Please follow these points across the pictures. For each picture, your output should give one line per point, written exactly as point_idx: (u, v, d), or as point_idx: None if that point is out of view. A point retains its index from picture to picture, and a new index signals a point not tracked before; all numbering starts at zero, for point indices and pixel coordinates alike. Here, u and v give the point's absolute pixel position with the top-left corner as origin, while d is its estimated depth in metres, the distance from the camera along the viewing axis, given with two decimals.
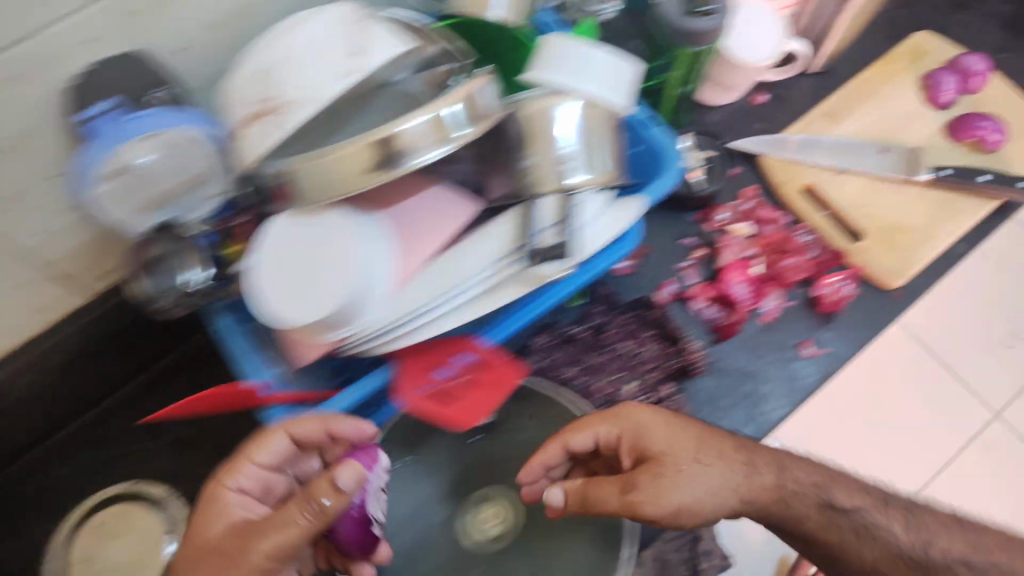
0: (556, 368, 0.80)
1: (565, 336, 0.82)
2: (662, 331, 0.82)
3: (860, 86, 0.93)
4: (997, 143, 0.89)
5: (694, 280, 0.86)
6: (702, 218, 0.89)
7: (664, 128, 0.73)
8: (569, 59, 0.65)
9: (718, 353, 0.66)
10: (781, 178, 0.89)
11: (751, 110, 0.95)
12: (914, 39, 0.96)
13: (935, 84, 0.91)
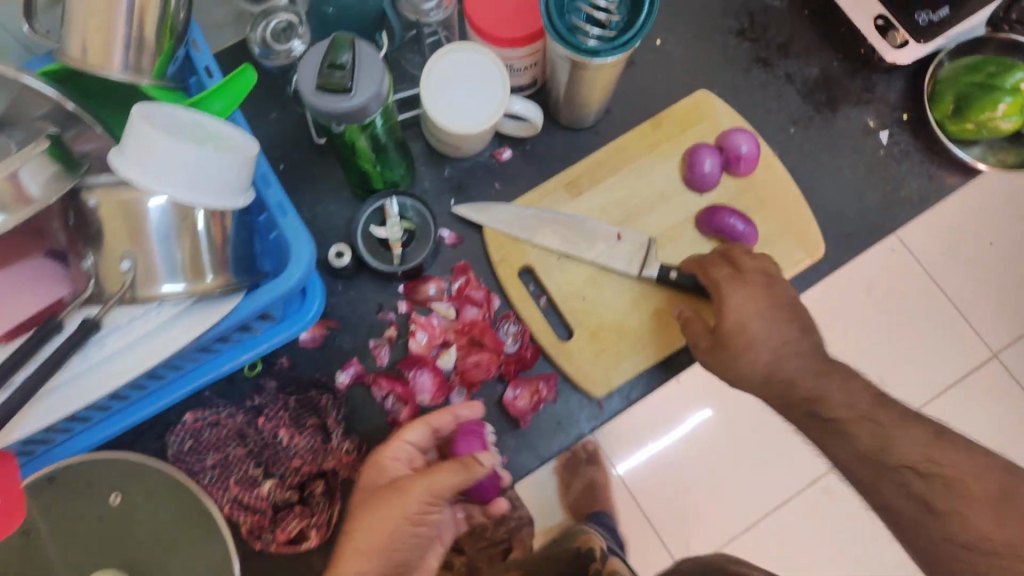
0: (195, 453, 0.73)
1: (216, 430, 0.73)
2: (324, 423, 0.75)
3: (613, 154, 0.82)
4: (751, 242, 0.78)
5: (381, 363, 0.78)
6: (406, 292, 0.80)
7: (294, 219, 0.62)
8: (164, 162, 0.54)
9: (450, 476, 0.58)
10: (498, 254, 0.79)
11: (493, 168, 0.84)
12: (684, 100, 0.83)
13: (692, 161, 0.79)
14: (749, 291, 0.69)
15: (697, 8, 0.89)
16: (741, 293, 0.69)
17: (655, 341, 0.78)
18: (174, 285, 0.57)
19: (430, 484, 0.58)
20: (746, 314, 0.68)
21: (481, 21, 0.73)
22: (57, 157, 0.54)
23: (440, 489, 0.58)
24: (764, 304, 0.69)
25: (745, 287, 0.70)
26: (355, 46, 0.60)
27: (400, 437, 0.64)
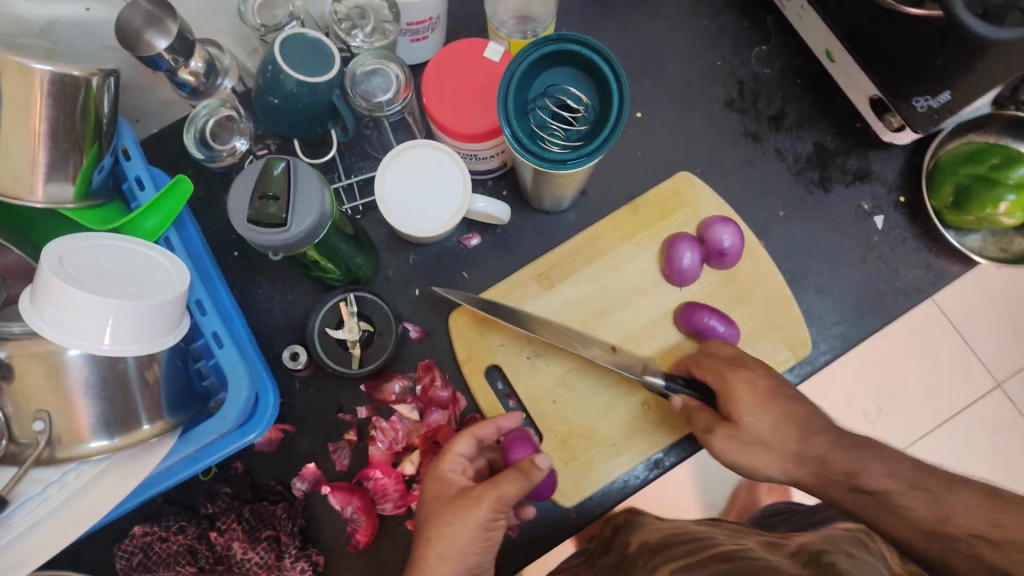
0: (143, 572, 0.70)
1: (160, 555, 0.70)
2: (278, 537, 0.71)
3: (587, 244, 0.77)
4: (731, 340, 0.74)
5: (340, 469, 0.74)
6: (368, 391, 0.75)
7: (230, 352, 0.62)
8: (85, 320, 0.51)
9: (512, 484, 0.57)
10: (464, 352, 0.75)
11: (460, 256, 0.79)
12: (661, 185, 0.78)
13: (670, 255, 0.75)
14: (751, 378, 0.62)
15: (681, 76, 0.83)
16: (743, 380, 0.62)
17: (631, 449, 0.73)
18: (99, 442, 0.55)
19: (495, 491, 0.56)
20: (758, 421, 0.60)
21: (440, 112, 0.68)
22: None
23: (504, 499, 0.56)
24: (771, 391, 0.61)
25: (746, 370, 0.63)
26: (293, 169, 0.57)
27: (451, 450, 0.62)
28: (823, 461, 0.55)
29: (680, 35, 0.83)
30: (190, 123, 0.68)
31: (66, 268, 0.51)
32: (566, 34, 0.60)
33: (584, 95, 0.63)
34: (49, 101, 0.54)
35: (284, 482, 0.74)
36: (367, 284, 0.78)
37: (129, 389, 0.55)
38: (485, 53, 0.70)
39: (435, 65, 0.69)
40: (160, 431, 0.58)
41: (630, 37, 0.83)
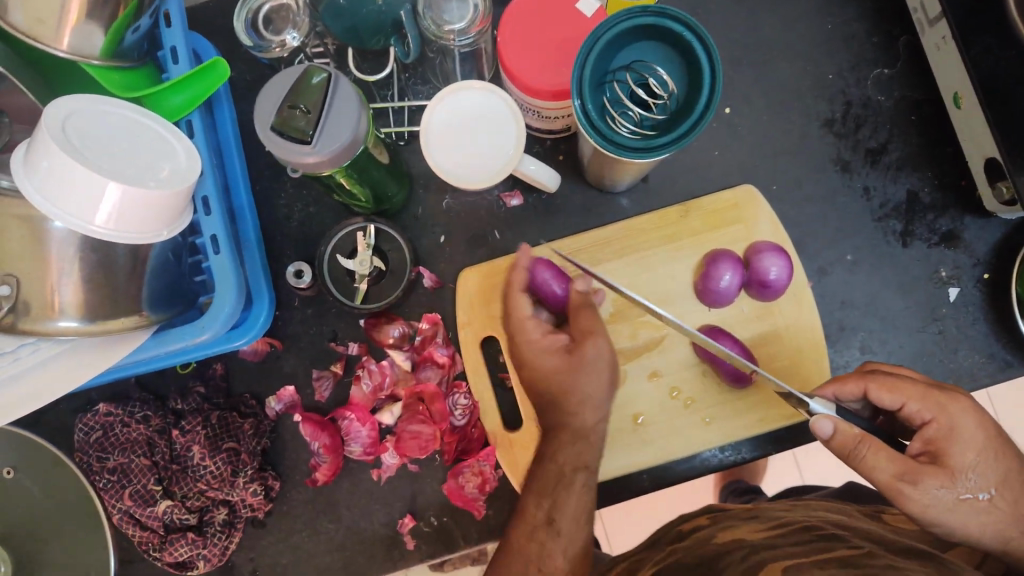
0: (98, 450, 0.68)
1: (115, 438, 0.68)
2: (238, 452, 0.68)
3: (624, 236, 0.71)
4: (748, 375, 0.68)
5: (319, 401, 0.71)
6: (366, 328, 0.71)
7: (225, 258, 0.57)
8: (77, 197, 0.48)
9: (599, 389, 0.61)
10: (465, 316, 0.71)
11: (496, 214, 0.73)
12: (724, 193, 0.71)
13: (708, 271, 0.68)
14: (975, 417, 0.52)
15: (787, 79, 0.74)
16: (971, 414, 0.52)
17: (614, 460, 0.69)
18: (69, 322, 0.52)
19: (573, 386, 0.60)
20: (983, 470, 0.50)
21: (512, 58, 0.62)
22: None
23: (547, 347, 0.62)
24: (988, 439, 0.52)
25: (961, 401, 0.53)
26: (333, 82, 0.52)
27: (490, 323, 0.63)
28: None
29: (799, 32, 0.74)
30: (244, 3, 0.63)
31: (66, 132, 0.48)
32: (667, 8, 0.54)
33: (671, 80, 0.57)
34: None
35: (262, 398, 0.72)
36: (394, 217, 0.72)
37: (114, 271, 0.53)
38: (577, 4, 0.62)
39: (519, 6, 0.63)
40: (136, 324, 0.55)
41: (745, 20, 0.75)
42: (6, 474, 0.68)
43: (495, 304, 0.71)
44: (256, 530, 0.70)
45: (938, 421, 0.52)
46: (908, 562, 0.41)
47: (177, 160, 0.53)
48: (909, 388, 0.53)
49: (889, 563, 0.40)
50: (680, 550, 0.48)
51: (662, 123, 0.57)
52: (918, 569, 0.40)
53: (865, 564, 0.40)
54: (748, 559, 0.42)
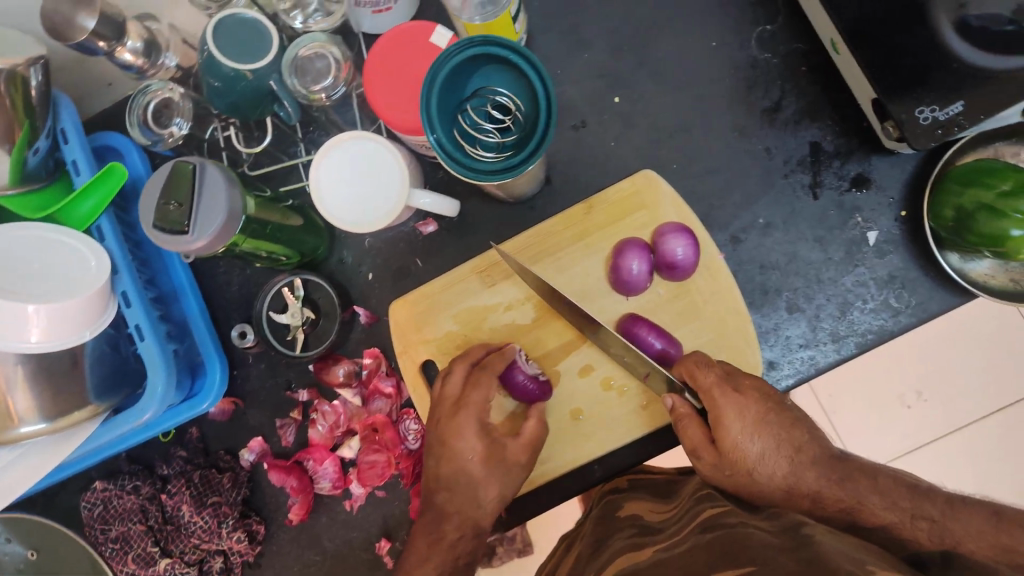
0: (101, 523, 0.76)
1: (114, 509, 0.75)
2: (221, 504, 0.74)
3: (534, 243, 0.73)
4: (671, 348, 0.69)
5: (286, 447, 0.77)
6: (315, 371, 0.76)
7: (150, 345, 0.63)
8: (6, 323, 0.55)
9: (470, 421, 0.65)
10: (400, 343, 0.75)
11: (415, 243, 0.77)
12: (622, 182, 0.72)
13: (617, 263, 0.70)
14: (743, 405, 0.61)
15: (670, 58, 0.74)
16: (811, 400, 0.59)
17: (561, 456, 0.72)
18: (32, 425, 0.59)
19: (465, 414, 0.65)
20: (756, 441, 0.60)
21: (380, 101, 0.65)
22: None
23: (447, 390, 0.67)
24: (760, 419, 0.61)
25: (738, 396, 0.61)
26: (201, 171, 0.57)
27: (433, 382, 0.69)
28: (813, 498, 0.56)
29: (675, 6, 0.74)
30: (131, 106, 0.69)
31: None
32: (491, 36, 0.56)
33: (516, 98, 0.59)
34: None
35: (241, 453, 0.77)
36: (322, 265, 0.77)
37: (55, 372, 0.60)
38: (431, 38, 0.66)
39: (379, 52, 0.66)
40: (88, 416, 0.63)
41: (619, 6, 0.75)
42: (31, 556, 0.77)
43: (425, 328, 0.74)
44: (254, 571, 0.77)
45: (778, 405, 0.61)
46: (762, 521, 0.53)
47: (87, 265, 0.60)
48: (704, 377, 0.62)
49: (735, 522, 0.54)
50: (596, 530, 0.66)
51: (517, 142, 0.59)
52: (765, 524, 0.53)
53: (721, 524, 0.54)
54: (635, 542, 0.58)
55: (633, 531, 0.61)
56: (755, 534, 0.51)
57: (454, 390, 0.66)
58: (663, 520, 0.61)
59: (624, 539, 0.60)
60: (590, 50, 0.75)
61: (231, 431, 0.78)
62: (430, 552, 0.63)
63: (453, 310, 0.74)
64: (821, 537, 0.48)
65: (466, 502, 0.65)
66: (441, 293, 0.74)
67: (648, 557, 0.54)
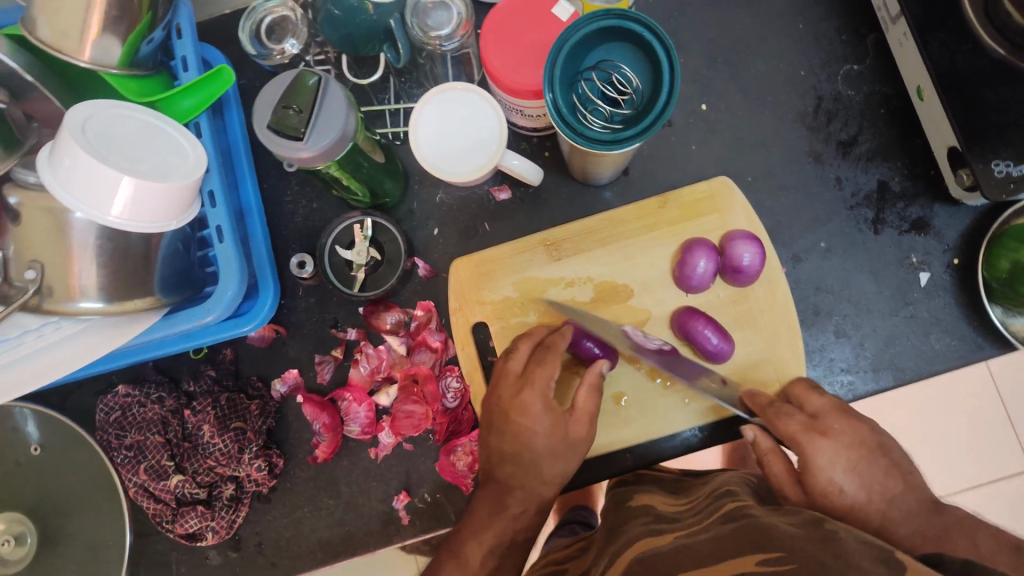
0: (117, 429, 0.74)
1: (134, 415, 0.74)
2: (244, 430, 0.73)
3: (604, 226, 0.75)
4: (723, 346, 0.70)
5: (320, 384, 0.76)
6: (364, 315, 0.76)
7: (228, 248, 0.63)
8: (95, 189, 0.51)
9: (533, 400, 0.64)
10: (455, 302, 0.75)
11: (486, 207, 0.78)
12: (700, 184, 0.75)
13: (683, 259, 0.72)
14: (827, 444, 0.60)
15: (760, 78, 0.78)
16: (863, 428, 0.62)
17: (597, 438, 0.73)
18: (90, 303, 0.56)
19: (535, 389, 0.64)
20: (834, 455, 0.59)
21: (492, 61, 0.65)
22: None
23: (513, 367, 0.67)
24: (838, 452, 0.59)
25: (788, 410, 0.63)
26: (323, 85, 0.57)
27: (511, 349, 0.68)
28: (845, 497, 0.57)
29: (772, 32, 0.78)
30: (248, 15, 0.70)
31: (87, 134, 0.52)
32: (629, 11, 0.57)
33: (636, 77, 0.61)
34: None
35: (271, 386, 0.76)
36: (390, 211, 0.77)
37: (129, 257, 0.57)
38: (553, 10, 0.67)
39: (500, 12, 0.67)
40: (149, 306, 0.60)
41: (720, 22, 0.79)
42: (34, 451, 0.73)
43: (484, 290, 0.75)
44: (263, 505, 0.75)
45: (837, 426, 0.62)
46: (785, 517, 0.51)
47: (184, 154, 0.57)
48: (789, 425, 0.62)
49: (757, 514, 0.53)
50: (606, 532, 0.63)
51: (630, 118, 0.61)
52: (785, 518, 0.52)
53: (738, 515, 0.53)
54: (653, 530, 0.58)
55: (651, 517, 0.61)
56: (777, 528, 0.49)
57: (518, 367, 0.67)
58: (691, 501, 0.62)
59: (642, 526, 0.59)
60: (686, 56, 0.79)
61: (266, 361, 0.77)
62: (492, 521, 0.64)
63: (515, 277, 0.75)
64: (846, 536, 0.46)
65: (520, 476, 0.64)
66: (501, 260, 0.75)
67: (669, 541, 0.54)
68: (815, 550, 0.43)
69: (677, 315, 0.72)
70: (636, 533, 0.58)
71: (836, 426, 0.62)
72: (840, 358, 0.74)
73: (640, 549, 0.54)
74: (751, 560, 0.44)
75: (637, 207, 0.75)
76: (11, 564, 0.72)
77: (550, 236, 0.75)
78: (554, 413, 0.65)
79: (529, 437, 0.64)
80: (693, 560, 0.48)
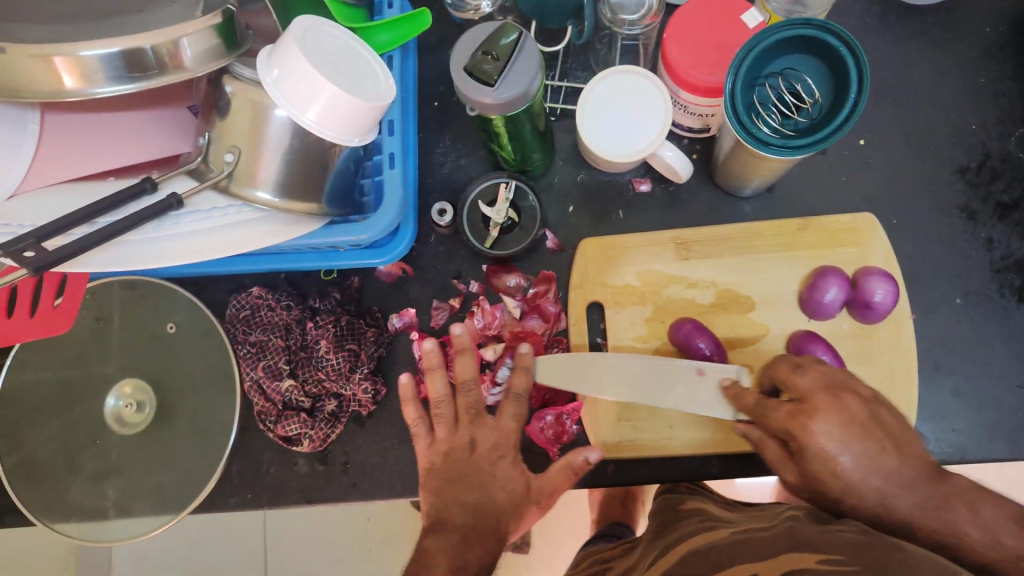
0: (244, 325, 0.79)
1: (261, 315, 0.79)
2: (358, 352, 0.77)
3: (738, 236, 0.76)
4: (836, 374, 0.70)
5: (432, 327, 0.80)
6: (487, 273, 0.79)
7: (396, 173, 0.68)
8: (305, 90, 0.57)
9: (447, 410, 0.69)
10: (578, 277, 0.77)
11: (624, 195, 0.80)
12: (845, 215, 0.75)
13: (815, 283, 0.72)
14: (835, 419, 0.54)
15: (927, 125, 0.77)
16: None
17: (619, 433, 0.75)
18: (264, 194, 0.63)
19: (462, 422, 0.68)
20: (829, 433, 0.53)
21: (673, 53, 0.68)
22: (222, 33, 0.54)
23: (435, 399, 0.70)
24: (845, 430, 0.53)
25: None
26: (522, 41, 0.60)
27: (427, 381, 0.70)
28: None
29: (950, 81, 0.77)
30: None
31: (309, 42, 0.57)
32: (829, 25, 0.59)
33: (817, 90, 0.62)
34: None
35: (389, 319, 0.80)
36: (531, 180, 0.80)
37: (309, 162, 0.63)
38: (743, 15, 0.68)
39: (689, 8, 0.69)
40: (313, 212, 0.65)
41: (896, 62, 0.78)
42: (170, 328, 0.81)
43: (608, 273, 0.77)
44: (356, 428, 0.79)
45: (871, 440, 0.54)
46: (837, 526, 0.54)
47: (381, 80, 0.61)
48: (778, 417, 0.56)
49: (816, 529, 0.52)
50: (661, 526, 0.67)
51: (804, 126, 0.61)
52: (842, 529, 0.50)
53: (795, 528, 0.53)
54: (708, 525, 0.62)
55: (701, 513, 0.66)
56: (827, 543, 0.48)
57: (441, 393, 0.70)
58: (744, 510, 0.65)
59: (689, 521, 0.64)
60: None
61: (387, 296, 0.81)
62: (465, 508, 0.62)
63: (640, 266, 0.77)
64: (906, 552, 0.45)
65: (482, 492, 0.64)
66: (629, 247, 0.77)
67: (725, 536, 0.58)
68: (872, 551, 0.46)
69: (796, 336, 0.73)
70: (685, 530, 0.63)
71: (823, 405, 0.55)
72: (955, 418, 0.72)
73: (698, 541, 0.59)
74: (808, 560, 0.47)
75: (776, 224, 0.75)
76: (128, 426, 0.79)
77: (683, 234, 0.76)
78: (489, 418, 0.69)
79: (479, 434, 0.67)
80: (749, 553, 0.53)
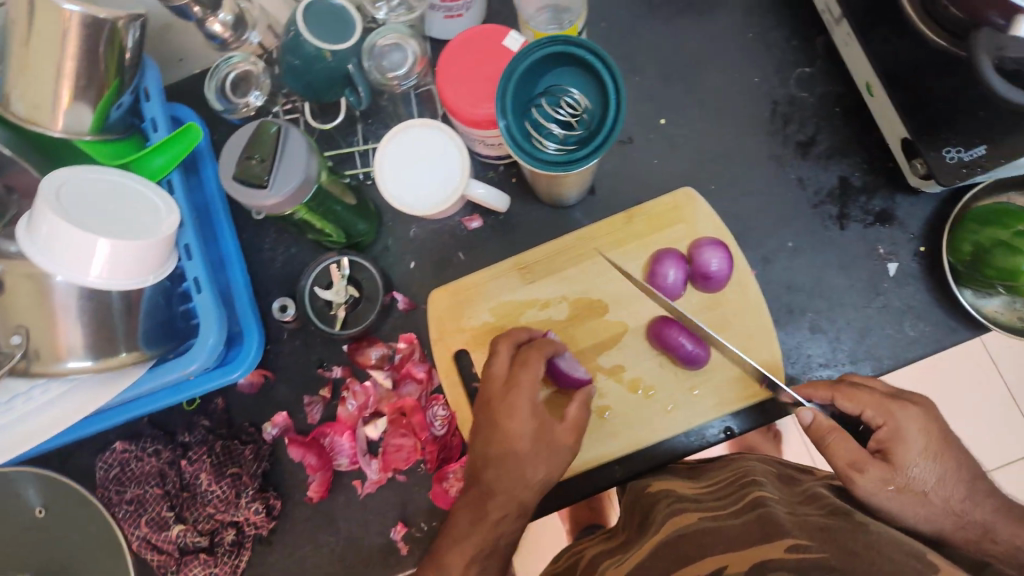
0: (117, 484, 0.75)
1: (132, 468, 0.75)
2: (241, 475, 0.74)
3: (573, 246, 0.77)
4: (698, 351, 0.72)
5: (309, 424, 0.78)
6: (349, 352, 0.78)
7: (207, 297, 0.67)
8: (74, 251, 0.54)
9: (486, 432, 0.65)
10: (435, 330, 0.77)
11: (459, 237, 0.80)
12: (664, 196, 0.77)
13: (653, 270, 0.74)
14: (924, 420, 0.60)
15: (715, 89, 0.80)
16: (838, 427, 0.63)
17: None
18: (79, 361, 0.59)
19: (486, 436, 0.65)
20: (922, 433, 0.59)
21: (448, 95, 0.68)
22: None
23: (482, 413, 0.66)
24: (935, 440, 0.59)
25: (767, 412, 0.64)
26: (284, 134, 0.60)
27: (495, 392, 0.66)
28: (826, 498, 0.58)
29: (724, 43, 0.81)
30: (213, 74, 0.72)
31: (61, 201, 0.55)
32: (571, 37, 0.60)
33: (585, 98, 0.63)
34: (80, 41, 0.57)
35: (263, 429, 0.78)
36: (366, 249, 0.79)
37: (111, 316, 0.60)
38: (504, 41, 0.69)
39: (453, 49, 0.70)
40: (135, 360, 0.63)
41: (671, 39, 0.81)
42: (39, 513, 0.75)
43: (463, 318, 0.77)
44: (264, 548, 0.76)
45: (887, 423, 0.60)
46: (804, 504, 0.55)
47: (160, 215, 0.60)
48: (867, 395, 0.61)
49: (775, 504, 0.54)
50: (629, 517, 0.66)
51: (583, 136, 0.63)
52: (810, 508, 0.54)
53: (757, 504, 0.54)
54: (676, 508, 0.60)
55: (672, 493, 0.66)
56: (818, 522, 0.50)
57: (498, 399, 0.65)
58: (718, 478, 0.65)
59: (665, 505, 0.63)
60: (641, 74, 0.81)
61: (256, 407, 0.78)
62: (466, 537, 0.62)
63: (492, 302, 0.77)
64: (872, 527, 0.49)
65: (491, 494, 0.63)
66: (476, 287, 0.77)
67: (692, 522, 0.55)
68: (840, 536, 0.47)
69: (652, 324, 0.74)
70: (660, 514, 0.61)
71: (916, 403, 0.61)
72: (819, 355, 0.75)
73: (673, 526, 0.55)
74: (783, 546, 0.46)
75: (605, 224, 0.77)
76: None
77: (523, 259, 0.77)
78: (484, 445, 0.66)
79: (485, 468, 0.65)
80: (721, 543, 0.50)
